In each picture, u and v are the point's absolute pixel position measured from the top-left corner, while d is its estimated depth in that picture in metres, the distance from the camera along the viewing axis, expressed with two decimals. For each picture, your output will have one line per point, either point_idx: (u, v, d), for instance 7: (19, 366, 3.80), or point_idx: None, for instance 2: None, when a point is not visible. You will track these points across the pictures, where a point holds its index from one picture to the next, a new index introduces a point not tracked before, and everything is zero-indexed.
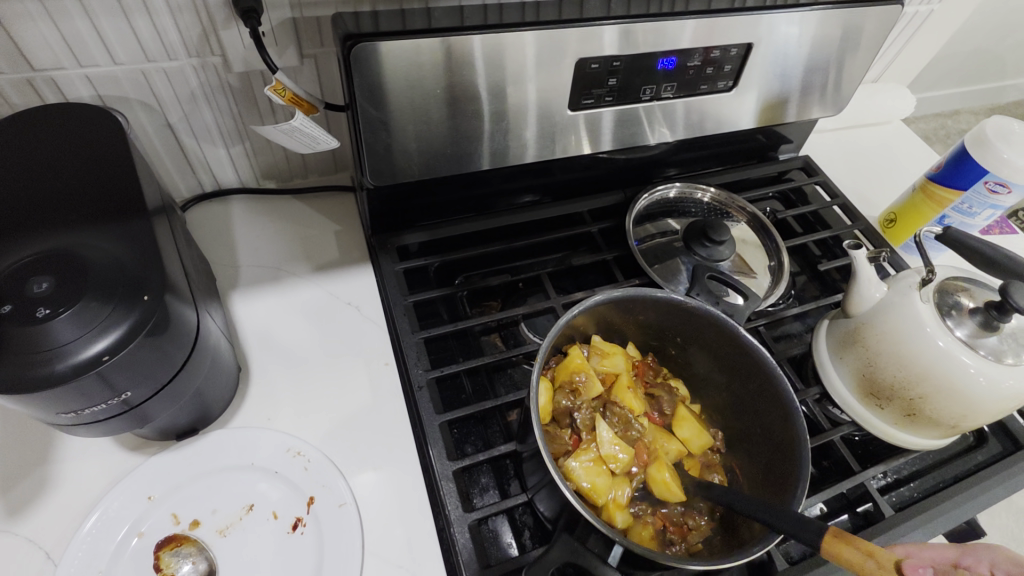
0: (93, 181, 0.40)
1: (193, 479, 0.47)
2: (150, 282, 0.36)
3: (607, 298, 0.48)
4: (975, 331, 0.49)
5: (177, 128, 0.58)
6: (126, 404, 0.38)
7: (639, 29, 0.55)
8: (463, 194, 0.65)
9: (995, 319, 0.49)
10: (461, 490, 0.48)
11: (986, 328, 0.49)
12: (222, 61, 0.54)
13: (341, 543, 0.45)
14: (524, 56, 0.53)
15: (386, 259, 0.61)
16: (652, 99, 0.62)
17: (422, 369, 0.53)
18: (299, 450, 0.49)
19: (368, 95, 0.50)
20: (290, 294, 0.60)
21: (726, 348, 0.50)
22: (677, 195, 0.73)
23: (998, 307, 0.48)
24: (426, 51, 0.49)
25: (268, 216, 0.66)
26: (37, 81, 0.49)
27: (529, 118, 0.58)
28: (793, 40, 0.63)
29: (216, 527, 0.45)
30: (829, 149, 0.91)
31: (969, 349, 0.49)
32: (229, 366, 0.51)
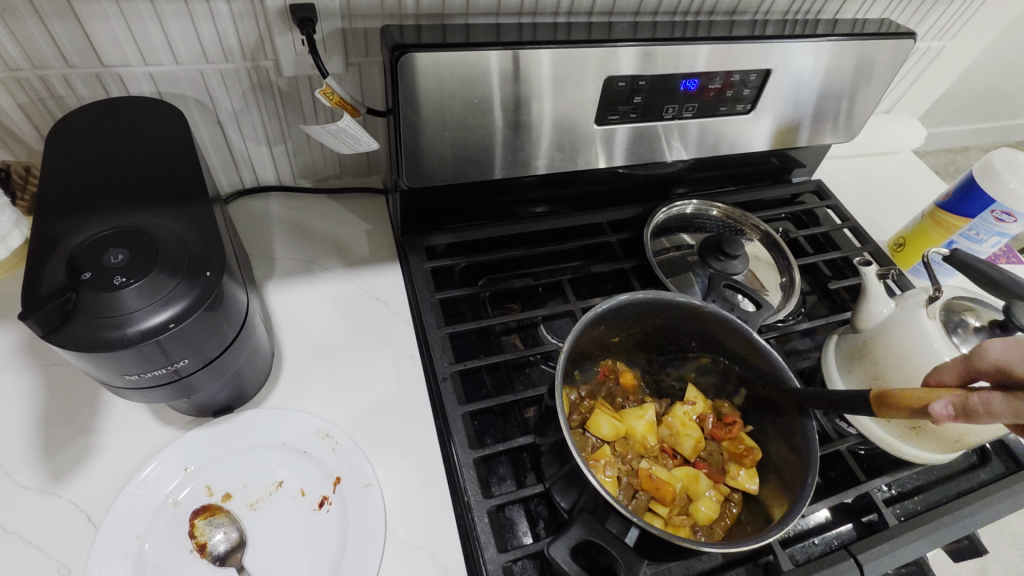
0: (159, 167, 0.43)
1: (226, 454, 0.49)
2: (211, 261, 0.39)
3: (629, 299, 0.51)
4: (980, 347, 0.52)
5: (225, 126, 0.62)
6: (179, 374, 0.40)
7: (661, 52, 0.58)
8: (490, 200, 0.68)
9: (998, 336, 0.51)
10: (480, 477, 0.50)
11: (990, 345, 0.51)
12: (274, 66, 0.57)
13: (365, 521, 0.47)
14: (556, 72, 0.56)
15: (414, 258, 0.64)
16: (673, 118, 0.66)
17: (446, 362, 0.56)
18: (327, 432, 0.51)
19: (409, 101, 0.54)
20: (322, 286, 0.63)
21: (740, 353, 0.53)
22: (694, 210, 0.76)
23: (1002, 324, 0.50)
24: (466, 63, 0.53)
25: (303, 213, 0.69)
26: (105, 76, 0.53)
27: (557, 130, 0.62)
28: (808, 68, 0.67)
29: (247, 501, 0.48)
30: (841, 175, 0.94)
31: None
32: (263, 349, 0.53)
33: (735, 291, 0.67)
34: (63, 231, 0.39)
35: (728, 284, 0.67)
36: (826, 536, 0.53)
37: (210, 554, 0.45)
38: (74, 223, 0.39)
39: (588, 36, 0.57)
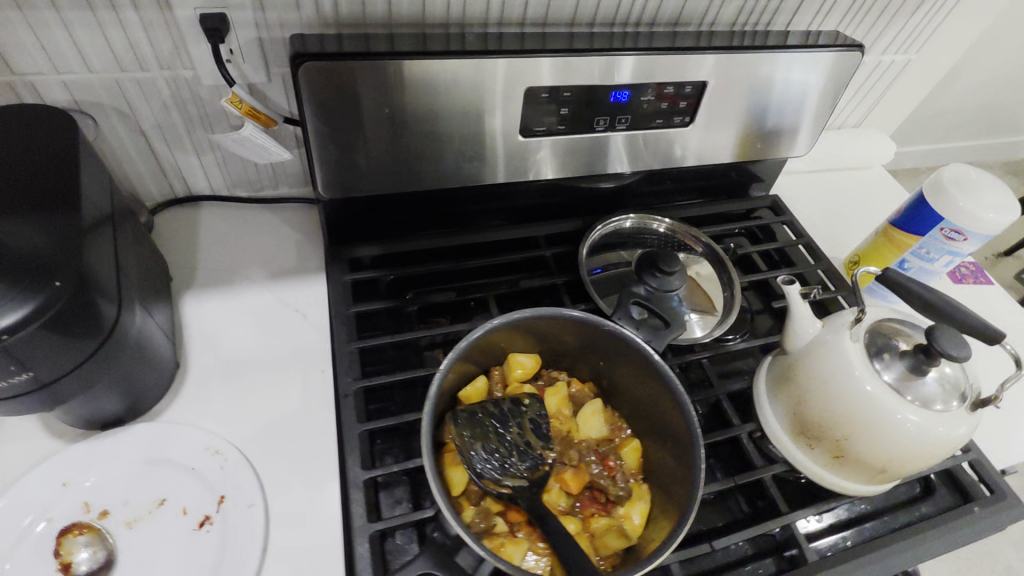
0: (34, 175, 0.43)
1: (111, 469, 0.48)
2: (64, 268, 0.38)
3: (523, 314, 0.49)
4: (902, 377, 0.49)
5: (148, 135, 0.61)
6: (37, 384, 0.39)
7: (586, 62, 0.56)
8: (419, 213, 0.67)
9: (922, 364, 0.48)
10: (370, 499, 0.48)
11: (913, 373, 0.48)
12: (192, 75, 0.57)
13: (241, 545, 0.46)
14: (474, 81, 0.55)
15: (335, 270, 0.63)
16: (606, 130, 0.63)
17: (351, 378, 0.55)
18: (217, 448, 0.50)
19: (317, 111, 0.53)
20: (241, 298, 0.62)
21: (640, 372, 0.49)
22: (633, 225, 0.73)
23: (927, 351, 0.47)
24: (375, 72, 0.51)
25: (233, 223, 0.68)
26: (17, 84, 0.53)
27: (481, 141, 0.60)
28: (749, 82, 0.64)
29: (124, 519, 0.46)
30: (806, 190, 0.91)
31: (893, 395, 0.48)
32: (162, 361, 0.53)
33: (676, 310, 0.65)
34: None
35: (637, 299, 0.63)
36: (742, 571, 0.50)
37: None
38: None
39: (508, 47, 0.55)
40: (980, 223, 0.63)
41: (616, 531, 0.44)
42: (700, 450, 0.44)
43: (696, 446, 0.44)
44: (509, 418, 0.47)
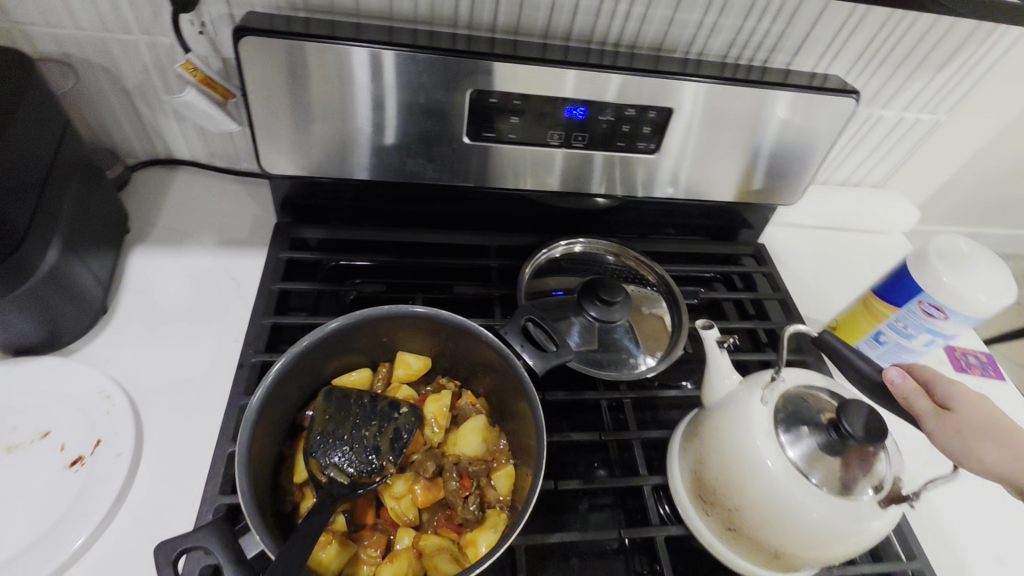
0: None
1: (11, 395, 0.51)
2: None
3: (408, 311, 0.48)
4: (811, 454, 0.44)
5: (131, 95, 0.65)
6: None
7: (536, 73, 0.55)
8: (370, 206, 0.67)
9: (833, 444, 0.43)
10: (231, 472, 0.48)
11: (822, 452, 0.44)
12: (170, 43, 0.60)
13: (100, 489, 0.47)
14: (419, 78, 0.55)
15: (275, 246, 0.65)
16: (560, 145, 0.62)
17: (252, 351, 0.55)
18: (110, 393, 0.52)
19: (262, 86, 0.54)
20: (186, 260, 0.65)
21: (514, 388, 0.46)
22: (583, 249, 0.70)
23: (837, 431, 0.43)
24: (317, 55, 0.52)
25: (203, 190, 0.72)
26: (14, 32, 0.58)
27: (428, 140, 0.60)
28: (719, 114, 0.61)
29: (7, 442, 0.48)
30: (805, 245, 0.84)
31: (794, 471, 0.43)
32: (90, 305, 0.56)
33: (621, 346, 0.63)
34: None
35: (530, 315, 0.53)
36: None
37: None
38: None
39: (460, 47, 0.55)
40: (962, 301, 0.56)
41: (449, 554, 0.41)
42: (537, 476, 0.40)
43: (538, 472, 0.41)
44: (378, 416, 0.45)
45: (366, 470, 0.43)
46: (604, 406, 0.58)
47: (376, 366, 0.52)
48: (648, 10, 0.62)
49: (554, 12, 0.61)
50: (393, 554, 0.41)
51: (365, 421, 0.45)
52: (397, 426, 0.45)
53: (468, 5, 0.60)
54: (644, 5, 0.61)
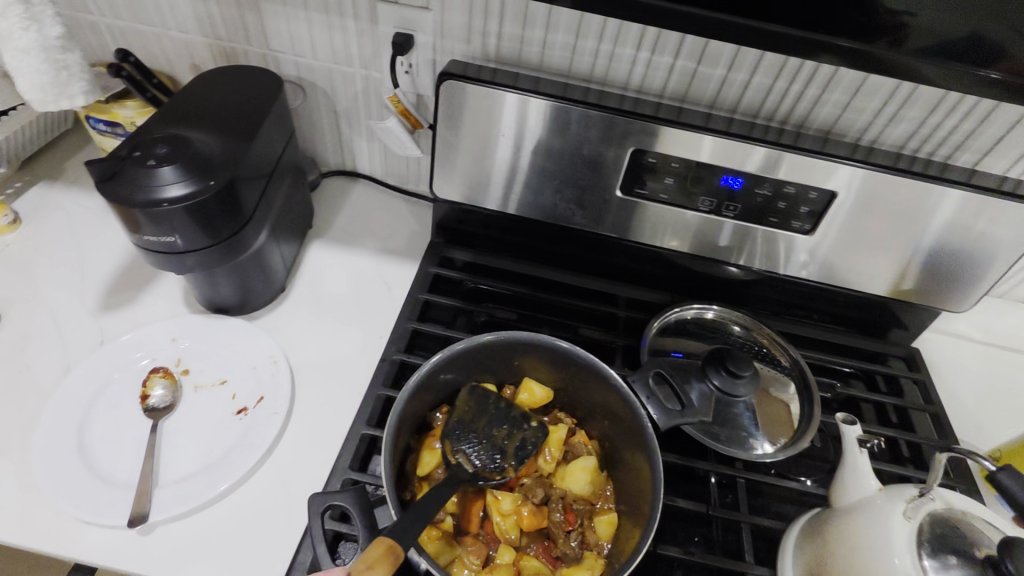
0: (238, 110, 0.57)
1: (205, 344, 0.61)
2: (221, 173, 0.50)
3: (545, 343, 0.50)
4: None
5: (339, 116, 0.77)
6: (175, 250, 0.51)
7: (701, 140, 0.57)
8: (515, 239, 0.73)
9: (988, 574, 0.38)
10: (360, 452, 0.53)
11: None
12: (380, 77, 0.71)
13: (255, 440, 0.54)
14: (589, 131, 0.60)
15: (427, 261, 0.72)
16: (710, 212, 0.63)
17: (394, 349, 0.61)
18: (276, 359, 0.60)
19: (452, 123, 0.62)
20: (351, 259, 0.74)
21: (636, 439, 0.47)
22: (715, 317, 0.69)
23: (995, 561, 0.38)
24: (505, 102, 0.59)
25: (374, 202, 0.82)
26: (267, 57, 0.71)
27: (583, 188, 0.64)
28: (886, 204, 0.59)
29: (195, 383, 0.58)
30: (967, 360, 0.75)
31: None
32: (274, 282, 0.66)
33: (740, 423, 0.61)
34: (151, 126, 0.53)
35: (643, 380, 0.55)
36: None
37: (146, 404, 0.55)
38: (160, 124, 0.53)
39: (629, 108, 0.59)
40: None
41: None
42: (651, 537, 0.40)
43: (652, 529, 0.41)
44: (508, 422, 0.49)
45: (490, 467, 0.46)
46: (714, 480, 0.57)
47: (501, 385, 0.55)
48: (823, 93, 0.62)
49: (725, 86, 0.64)
50: (493, 567, 0.43)
51: (497, 423, 0.48)
52: (523, 437, 0.48)
53: (643, 71, 0.64)
54: (820, 88, 0.62)
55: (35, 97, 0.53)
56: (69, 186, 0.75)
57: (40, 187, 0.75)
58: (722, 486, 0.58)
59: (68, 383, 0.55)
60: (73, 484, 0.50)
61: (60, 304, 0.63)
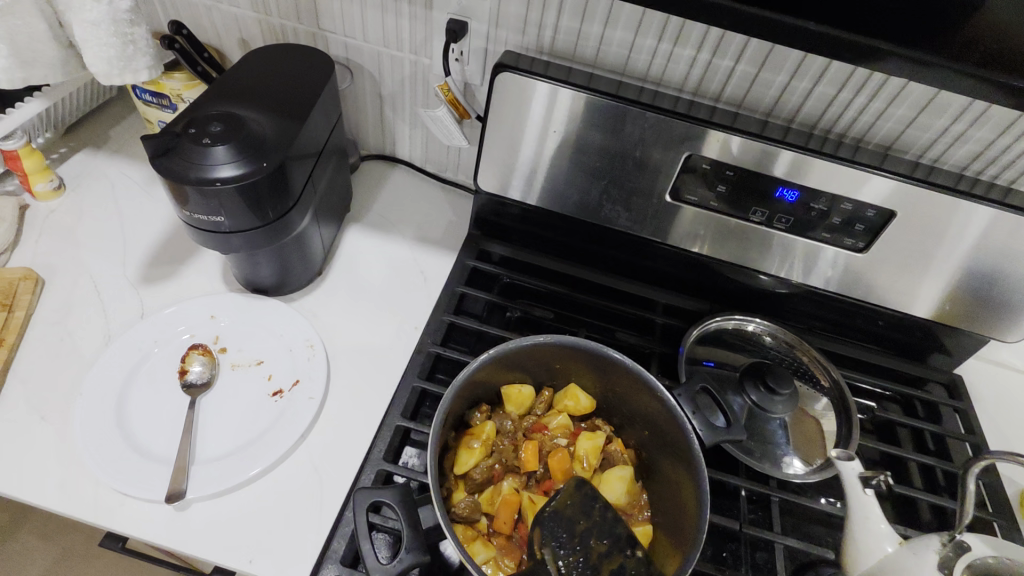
0: (290, 90, 0.56)
1: (243, 323, 0.61)
2: (273, 155, 0.50)
3: (591, 347, 0.50)
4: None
5: (383, 100, 0.76)
6: (222, 229, 0.51)
7: (759, 149, 0.56)
8: (555, 237, 0.72)
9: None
10: (394, 443, 0.53)
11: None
12: (430, 64, 0.69)
13: (290, 423, 0.54)
14: (643, 133, 0.58)
15: (466, 253, 0.71)
16: (761, 223, 0.61)
17: (430, 341, 0.60)
18: (313, 343, 0.60)
19: (503, 116, 0.61)
20: (388, 246, 0.73)
21: (680, 455, 0.47)
22: (754, 330, 0.68)
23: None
24: (560, 97, 0.58)
25: (412, 189, 0.81)
26: (317, 36, 0.70)
27: (630, 190, 0.63)
28: (945, 227, 0.57)
29: (232, 361, 0.58)
30: (1011, 390, 0.73)
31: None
32: (312, 266, 0.66)
33: (773, 440, 0.60)
34: (205, 103, 0.53)
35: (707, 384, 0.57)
36: None
37: (185, 379, 0.56)
38: (214, 101, 0.53)
39: (684, 110, 0.58)
40: None
41: None
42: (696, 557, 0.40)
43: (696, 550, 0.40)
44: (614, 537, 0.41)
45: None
46: (744, 495, 0.56)
47: (540, 387, 0.54)
48: (888, 108, 0.60)
49: (786, 92, 0.61)
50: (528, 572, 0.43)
51: (600, 534, 0.41)
52: (625, 563, 0.40)
53: (701, 73, 0.62)
54: (886, 103, 0.59)
55: (101, 70, 0.58)
56: (113, 155, 0.75)
57: (85, 154, 0.75)
58: (753, 502, 0.58)
59: (110, 353, 0.56)
60: (113, 454, 0.50)
61: (102, 273, 0.63)
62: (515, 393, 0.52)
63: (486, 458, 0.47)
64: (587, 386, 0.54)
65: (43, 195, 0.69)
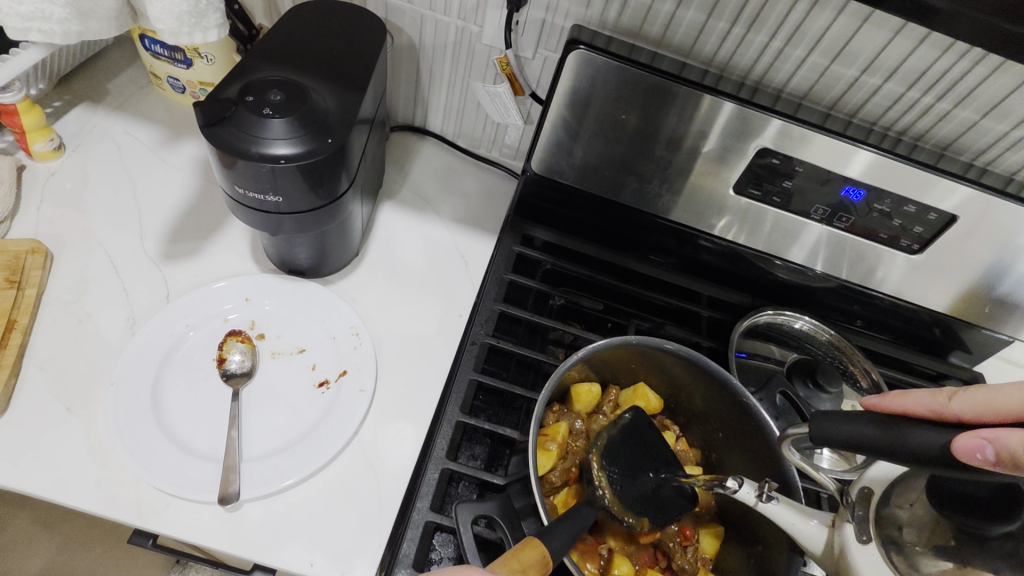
0: (344, 57, 0.51)
1: (282, 307, 0.57)
2: (338, 132, 0.45)
3: (675, 351, 0.50)
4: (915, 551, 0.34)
5: (420, 67, 0.70)
6: (275, 209, 0.46)
7: (834, 146, 0.54)
8: (603, 224, 0.70)
9: (912, 525, 0.35)
10: (454, 439, 0.50)
11: (888, 541, 0.35)
12: (478, 32, 0.64)
13: (342, 418, 0.51)
14: (716, 123, 0.55)
15: (509, 237, 0.68)
16: (820, 221, 0.60)
17: (482, 331, 0.57)
18: (358, 332, 0.56)
19: (568, 96, 0.57)
20: (423, 226, 0.69)
21: (760, 457, 0.49)
22: (801, 327, 0.68)
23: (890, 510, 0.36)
24: (632, 80, 0.55)
25: (444, 165, 0.76)
26: None
27: (688, 179, 0.61)
28: (1002, 234, 0.57)
29: (272, 349, 0.54)
30: None
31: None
32: (350, 248, 0.61)
33: None
34: (254, 68, 0.47)
35: (786, 390, 0.61)
36: None
37: (223, 368, 0.52)
38: (264, 66, 0.48)
39: (746, 96, 0.55)
40: None
41: None
42: (795, 566, 0.43)
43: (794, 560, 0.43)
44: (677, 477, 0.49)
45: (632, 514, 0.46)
46: None
47: (604, 385, 0.55)
48: (954, 109, 0.56)
49: (853, 88, 0.57)
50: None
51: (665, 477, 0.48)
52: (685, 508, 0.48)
53: (772, 59, 0.57)
54: (952, 104, 0.55)
55: (169, 26, 0.51)
56: (116, 112, 0.68)
57: (83, 108, 0.67)
58: None
59: (139, 338, 0.51)
60: (152, 449, 0.46)
61: (117, 247, 0.58)
62: (585, 392, 0.52)
63: (563, 460, 0.48)
64: (654, 385, 0.55)
65: (41, 156, 0.61)
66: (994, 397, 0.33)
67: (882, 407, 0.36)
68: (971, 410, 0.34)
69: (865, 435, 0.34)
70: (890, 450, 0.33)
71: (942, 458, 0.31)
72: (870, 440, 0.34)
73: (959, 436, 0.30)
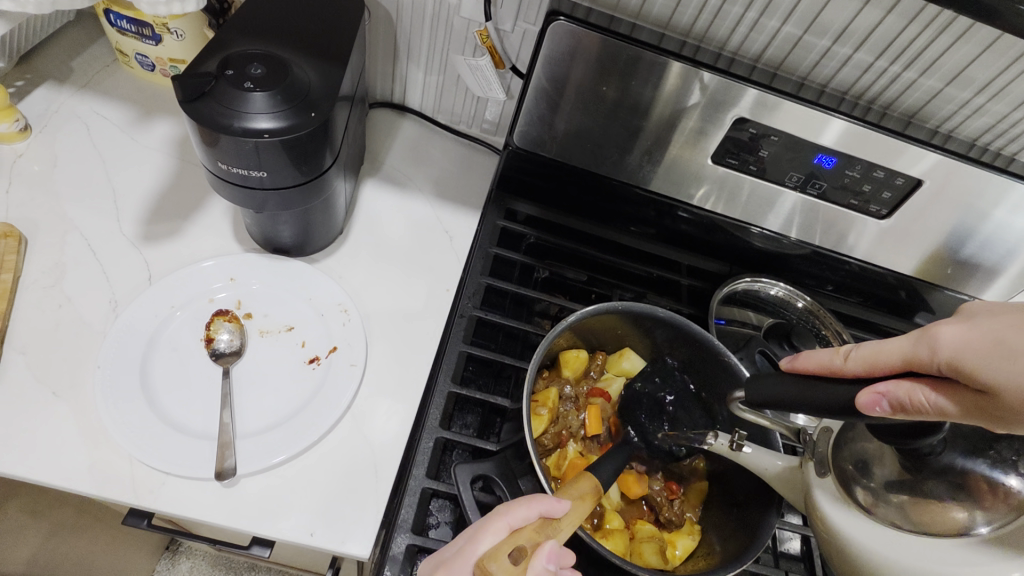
0: (323, 30, 0.50)
1: (269, 286, 0.56)
2: (321, 107, 0.45)
3: (661, 314, 0.52)
4: (880, 487, 0.37)
5: (399, 40, 0.69)
6: (258, 185, 0.46)
7: (807, 114, 0.55)
8: (585, 197, 0.70)
9: (879, 464, 0.37)
10: (447, 409, 0.51)
11: (855, 481, 0.38)
12: (456, 4, 0.63)
13: (334, 392, 0.51)
14: (694, 93, 0.56)
15: (493, 212, 0.68)
16: (795, 188, 0.62)
17: (471, 304, 0.58)
18: (346, 308, 0.56)
19: (548, 68, 0.58)
20: (407, 202, 0.69)
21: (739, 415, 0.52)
22: (776, 293, 0.71)
23: (857, 450, 0.38)
24: (611, 51, 0.55)
25: (424, 140, 0.75)
26: None
27: (667, 150, 0.62)
28: (964, 197, 0.59)
29: (260, 327, 0.54)
30: None
31: (863, 512, 0.37)
32: (334, 227, 0.61)
33: None
34: (230, 42, 0.46)
35: (766, 350, 0.63)
36: None
37: (212, 348, 0.52)
38: (240, 39, 0.47)
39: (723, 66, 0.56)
40: None
41: (655, 547, 0.48)
42: (771, 518, 0.46)
43: (770, 512, 0.46)
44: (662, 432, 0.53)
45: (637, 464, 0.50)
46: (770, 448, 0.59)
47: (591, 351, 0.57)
48: (920, 78, 0.58)
49: (826, 58, 0.58)
50: (607, 531, 0.48)
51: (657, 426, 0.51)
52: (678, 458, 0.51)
53: (746, 33, 0.58)
54: (918, 73, 0.57)
55: None
56: (82, 91, 0.65)
57: (47, 87, 0.65)
58: None
59: (122, 321, 0.51)
60: (145, 430, 0.46)
61: (94, 230, 0.57)
62: (572, 357, 0.54)
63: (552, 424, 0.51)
64: (638, 350, 0.57)
65: (6, 137, 0.59)
66: (880, 350, 0.35)
67: (794, 370, 0.39)
68: (860, 368, 0.35)
69: (783, 394, 0.38)
70: (805, 405, 0.36)
71: (846, 411, 0.34)
72: (788, 397, 0.37)
73: (860, 394, 0.33)
